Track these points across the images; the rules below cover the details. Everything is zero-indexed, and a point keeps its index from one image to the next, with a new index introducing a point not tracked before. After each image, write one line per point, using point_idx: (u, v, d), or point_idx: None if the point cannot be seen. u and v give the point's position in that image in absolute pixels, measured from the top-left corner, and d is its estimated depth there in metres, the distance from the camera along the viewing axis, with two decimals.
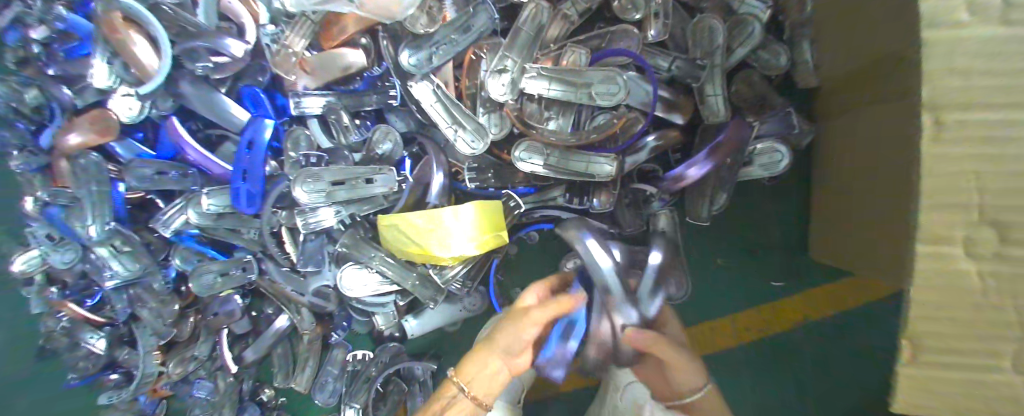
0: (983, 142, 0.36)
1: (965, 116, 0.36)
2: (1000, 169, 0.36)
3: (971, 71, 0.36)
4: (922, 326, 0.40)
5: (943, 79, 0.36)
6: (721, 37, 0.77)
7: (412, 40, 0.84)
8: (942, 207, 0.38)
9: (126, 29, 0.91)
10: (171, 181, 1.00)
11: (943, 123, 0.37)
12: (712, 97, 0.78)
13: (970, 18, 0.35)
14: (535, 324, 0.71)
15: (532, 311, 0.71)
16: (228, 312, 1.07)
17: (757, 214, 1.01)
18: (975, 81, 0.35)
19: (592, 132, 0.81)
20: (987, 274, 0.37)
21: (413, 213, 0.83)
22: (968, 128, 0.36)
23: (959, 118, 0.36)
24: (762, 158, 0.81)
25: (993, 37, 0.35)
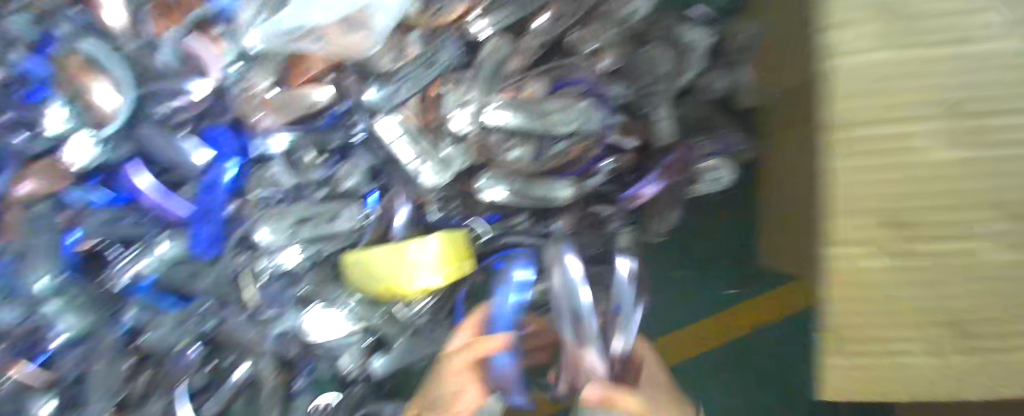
0: (880, 126, 0.49)
1: (867, 118, 0.49)
2: (906, 132, 0.49)
3: (859, 94, 0.48)
4: (852, 271, 0.58)
5: (853, 97, 0.49)
6: (663, 68, 0.84)
7: (379, 76, 0.87)
8: (872, 181, 0.53)
9: (91, 74, 0.92)
10: (127, 228, 0.96)
11: (850, 131, 0.50)
12: (658, 121, 0.84)
13: (847, 48, 0.46)
14: (456, 373, 0.75)
15: (449, 362, 0.77)
16: (185, 364, 0.99)
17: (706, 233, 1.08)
18: (870, 87, 0.47)
19: (551, 158, 0.83)
20: (890, 224, 0.54)
21: (376, 248, 0.83)
22: (869, 128, 0.50)
23: (861, 127, 0.50)
24: (710, 174, 0.86)
25: (876, 60, 0.46)
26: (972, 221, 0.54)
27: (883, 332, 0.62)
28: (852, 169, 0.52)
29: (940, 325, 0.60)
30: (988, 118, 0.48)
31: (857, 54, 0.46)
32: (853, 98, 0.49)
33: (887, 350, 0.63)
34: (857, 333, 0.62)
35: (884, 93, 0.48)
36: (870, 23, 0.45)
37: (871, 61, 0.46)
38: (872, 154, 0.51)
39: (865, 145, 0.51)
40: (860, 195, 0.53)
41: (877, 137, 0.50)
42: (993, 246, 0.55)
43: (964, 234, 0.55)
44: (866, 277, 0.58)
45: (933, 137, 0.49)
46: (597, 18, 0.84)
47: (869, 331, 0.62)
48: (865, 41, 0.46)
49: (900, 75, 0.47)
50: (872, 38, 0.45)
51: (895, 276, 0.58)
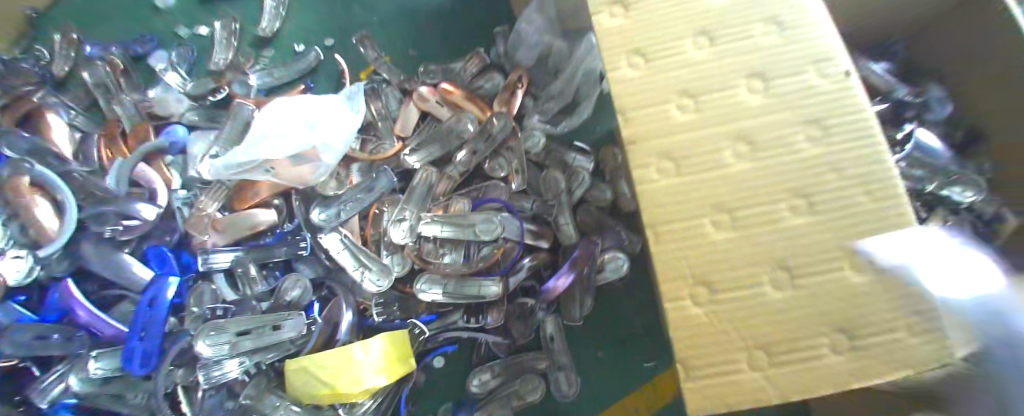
0: (676, 233, 0.55)
1: (665, 225, 0.55)
2: (695, 238, 0.54)
3: (665, 203, 0.56)
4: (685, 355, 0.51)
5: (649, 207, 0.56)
6: (562, 184, 1.04)
7: (323, 200, 1.02)
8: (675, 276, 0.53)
9: (33, 194, 1.00)
10: (53, 347, 0.93)
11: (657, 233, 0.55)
12: (565, 225, 1.01)
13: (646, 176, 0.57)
14: None
15: None
16: None
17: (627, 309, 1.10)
18: (658, 201, 0.56)
19: (480, 260, 1.00)
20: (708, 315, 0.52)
21: (323, 353, 0.88)
22: (670, 233, 0.55)
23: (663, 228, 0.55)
24: (611, 265, 1.02)
25: (666, 185, 0.56)
26: (766, 299, 0.52)
27: (716, 366, 0.50)
28: (669, 253, 0.54)
29: (757, 351, 0.50)
30: (765, 217, 0.54)
31: (659, 180, 0.57)
32: (661, 207, 0.56)
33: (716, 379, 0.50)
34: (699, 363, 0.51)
35: (686, 200, 0.56)
36: (658, 161, 0.57)
37: (673, 186, 0.56)
38: (687, 245, 0.54)
39: (674, 234, 0.55)
40: (676, 270, 0.54)
41: (686, 235, 0.55)
42: (776, 290, 0.52)
43: (752, 283, 0.52)
44: (682, 318, 0.52)
45: (716, 229, 0.54)
46: (508, 150, 1.07)
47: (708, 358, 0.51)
48: (667, 172, 0.57)
49: (687, 192, 0.56)
50: (666, 173, 0.57)
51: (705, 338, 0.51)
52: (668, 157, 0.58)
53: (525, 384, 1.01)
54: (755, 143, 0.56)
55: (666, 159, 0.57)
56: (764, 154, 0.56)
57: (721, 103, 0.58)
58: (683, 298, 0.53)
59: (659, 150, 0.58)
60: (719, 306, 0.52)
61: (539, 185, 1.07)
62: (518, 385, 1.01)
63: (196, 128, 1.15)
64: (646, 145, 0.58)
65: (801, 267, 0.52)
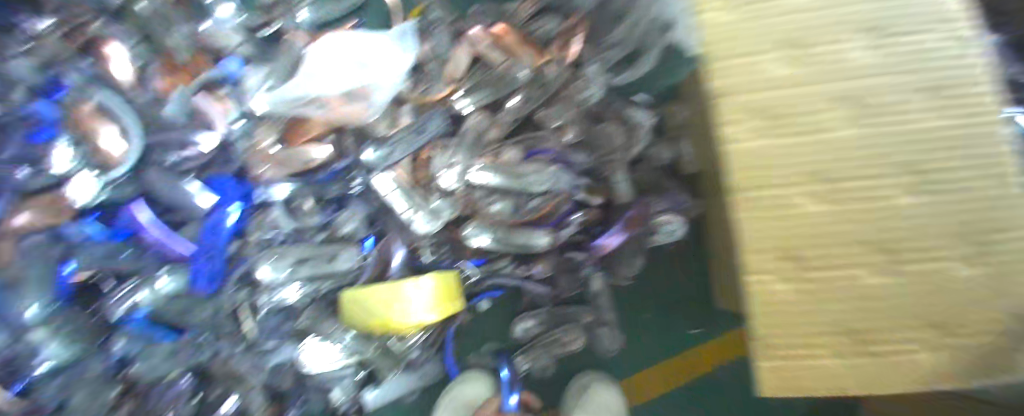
0: (767, 198, 0.59)
1: (757, 194, 0.60)
2: (787, 203, 0.59)
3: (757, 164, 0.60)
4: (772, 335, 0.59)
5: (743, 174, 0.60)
6: (619, 140, 1.00)
7: (376, 139, 0.99)
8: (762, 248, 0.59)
9: (98, 118, 0.98)
10: (124, 263, 1.00)
11: (749, 202, 0.60)
12: (619, 182, 0.99)
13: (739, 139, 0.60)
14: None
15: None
16: (173, 398, 1.01)
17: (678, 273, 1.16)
18: (751, 166, 0.60)
19: (529, 211, 0.98)
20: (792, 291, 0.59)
21: (377, 285, 0.91)
22: (762, 201, 0.59)
23: (754, 196, 0.60)
24: (665, 227, 1.01)
25: (756, 145, 0.60)
26: (853, 273, 0.57)
27: (799, 351, 0.59)
28: (757, 221, 0.59)
29: (844, 338, 0.58)
30: (860, 184, 0.57)
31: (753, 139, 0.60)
32: (755, 170, 0.60)
33: (800, 359, 0.59)
34: (781, 340, 0.59)
35: (781, 172, 0.59)
36: (750, 118, 0.61)
37: (763, 145, 0.60)
38: (780, 215, 0.59)
39: (765, 204, 0.59)
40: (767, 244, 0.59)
41: (780, 206, 0.59)
42: (870, 272, 0.57)
43: (844, 260, 0.57)
44: (771, 296, 0.59)
45: (811, 199, 0.58)
46: (562, 99, 1.01)
47: (790, 341, 0.59)
48: (762, 129, 0.60)
49: (785, 155, 0.59)
50: (759, 131, 0.60)
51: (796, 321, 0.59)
52: (764, 112, 0.60)
53: (566, 334, 1.06)
54: (864, 107, 0.57)
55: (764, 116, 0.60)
56: (871, 121, 0.57)
57: (830, 62, 0.58)
58: (772, 272, 0.59)
59: (756, 105, 0.60)
60: (807, 284, 0.59)
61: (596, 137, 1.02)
62: (561, 335, 1.06)
63: (250, 63, 1.11)
64: (747, 96, 0.61)
65: (889, 240, 0.56)
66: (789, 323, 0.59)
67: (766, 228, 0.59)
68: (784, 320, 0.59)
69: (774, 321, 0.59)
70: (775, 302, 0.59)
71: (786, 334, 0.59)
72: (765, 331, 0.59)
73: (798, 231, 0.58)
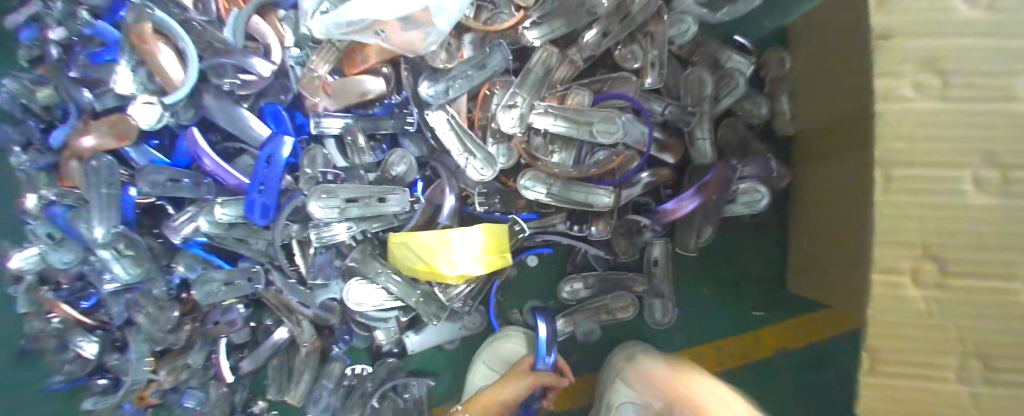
0: (919, 181, 0.49)
1: (906, 172, 0.49)
2: (944, 189, 0.48)
3: (912, 138, 0.48)
4: (879, 347, 0.54)
5: (892, 147, 0.49)
6: (709, 88, 0.96)
7: (431, 73, 0.93)
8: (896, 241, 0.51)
9: (155, 40, 0.96)
10: (184, 189, 1.03)
11: (892, 178, 0.50)
12: (701, 140, 0.96)
13: (912, 95, 0.48)
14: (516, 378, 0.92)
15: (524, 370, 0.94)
16: (230, 321, 1.09)
17: (746, 250, 1.14)
18: (907, 143, 0.48)
19: (592, 166, 0.94)
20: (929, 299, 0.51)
21: (422, 233, 0.88)
22: (908, 183, 0.49)
23: (904, 175, 0.49)
24: (745, 196, 0.99)
25: (927, 113, 0.47)
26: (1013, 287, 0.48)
27: (908, 367, 0.53)
28: (893, 209, 0.50)
29: (971, 359, 0.51)
30: None
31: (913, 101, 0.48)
32: (906, 149, 0.48)
33: (911, 377, 0.54)
34: (893, 357, 0.54)
35: (936, 149, 0.48)
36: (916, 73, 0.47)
37: (920, 112, 0.47)
38: (928, 205, 0.49)
39: (912, 188, 0.49)
40: (902, 242, 0.51)
41: (935, 192, 0.48)
42: None
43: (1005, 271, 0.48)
44: (893, 303, 0.52)
45: (982, 186, 0.47)
46: (645, 36, 0.94)
47: (901, 354, 0.53)
48: (928, 89, 0.47)
49: (948, 125, 0.47)
50: (927, 91, 0.47)
51: (912, 337, 0.52)
52: (929, 66, 0.46)
53: (616, 300, 1.04)
54: None
55: (933, 72, 0.46)
56: None
57: None
58: (903, 273, 0.51)
59: (917, 55, 0.47)
60: (947, 296, 0.50)
61: (681, 86, 0.99)
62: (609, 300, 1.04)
63: None
64: (916, 41, 0.46)
65: None
66: (910, 337, 0.52)
67: (900, 220, 0.50)
68: (902, 333, 0.53)
69: (884, 331, 0.53)
70: (896, 307, 0.52)
71: (901, 350, 0.53)
72: (874, 340, 0.54)
73: (943, 221, 0.48)
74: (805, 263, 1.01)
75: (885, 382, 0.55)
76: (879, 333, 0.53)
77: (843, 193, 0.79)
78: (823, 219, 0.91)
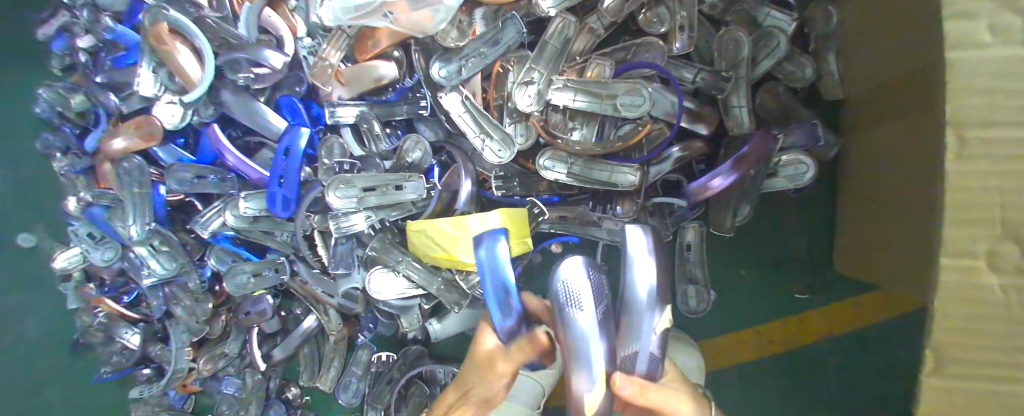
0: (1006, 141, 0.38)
1: (983, 133, 0.39)
2: None
3: (992, 91, 0.38)
4: (950, 349, 0.44)
5: (963, 99, 0.40)
6: (745, 49, 0.87)
7: (442, 53, 0.89)
8: (972, 218, 0.40)
9: (172, 40, 0.96)
10: (210, 185, 1.05)
11: (965, 140, 0.40)
12: (737, 108, 0.90)
13: (993, 39, 0.38)
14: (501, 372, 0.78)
15: (499, 364, 0.78)
16: (260, 311, 1.10)
17: (791, 227, 1.07)
18: (989, 89, 0.39)
19: (617, 141, 0.89)
20: (1009, 287, 0.40)
21: (440, 219, 0.86)
22: (987, 143, 0.39)
23: (978, 136, 0.39)
24: (788, 168, 0.92)
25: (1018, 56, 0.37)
26: None
27: (981, 368, 0.43)
28: (967, 179, 0.40)
29: None
30: None
31: (993, 47, 0.38)
32: (982, 97, 0.39)
33: (992, 384, 0.44)
34: (959, 354, 0.44)
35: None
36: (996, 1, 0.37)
37: (1013, 57, 0.37)
38: (1012, 170, 0.38)
39: (994, 152, 0.39)
40: (983, 217, 0.40)
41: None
42: None
43: None
44: (968, 294, 0.41)
45: None
46: None
47: (979, 352, 0.43)
48: (1010, 33, 0.37)
49: None
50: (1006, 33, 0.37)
51: (981, 333, 0.42)
52: (1007, 6, 0.36)
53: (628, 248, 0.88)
54: None
55: (1014, 12, 0.36)
56: None
57: None
58: (979, 256, 0.40)
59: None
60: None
61: (716, 49, 0.91)
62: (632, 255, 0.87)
63: None
64: None
65: None
66: (983, 332, 0.42)
67: (973, 189, 0.40)
68: (978, 326, 0.42)
69: (967, 328, 0.42)
70: (975, 301, 0.41)
71: (976, 351, 0.43)
72: (938, 337, 0.44)
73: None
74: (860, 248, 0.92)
75: (951, 387, 0.45)
76: (952, 328, 0.43)
77: (910, 172, 0.70)
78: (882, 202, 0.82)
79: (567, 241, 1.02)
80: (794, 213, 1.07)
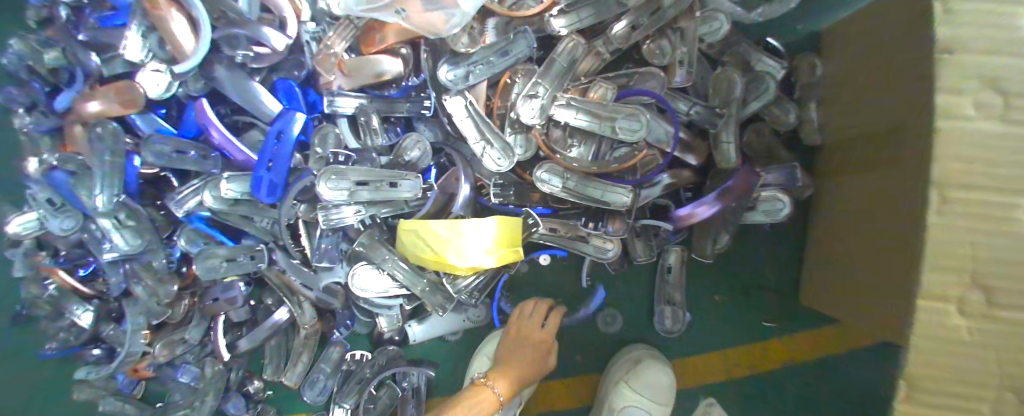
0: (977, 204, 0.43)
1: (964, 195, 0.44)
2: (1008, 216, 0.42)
3: (966, 162, 0.44)
4: (928, 384, 0.47)
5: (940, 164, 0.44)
6: (738, 89, 0.92)
7: (451, 57, 0.90)
8: (939, 266, 0.45)
9: (168, 7, 0.92)
10: (190, 161, 1.01)
11: (944, 199, 0.45)
12: (726, 144, 0.92)
13: (976, 114, 0.43)
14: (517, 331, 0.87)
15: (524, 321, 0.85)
16: (229, 299, 1.06)
17: (766, 262, 1.12)
18: (971, 162, 0.44)
19: (613, 162, 0.91)
20: (976, 331, 0.44)
21: (434, 222, 0.85)
22: (963, 206, 0.44)
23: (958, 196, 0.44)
24: (765, 204, 0.97)
25: (994, 133, 0.43)
26: None
27: (945, 397, 0.47)
28: (943, 233, 0.45)
29: (1010, 394, 0.45)
30: None
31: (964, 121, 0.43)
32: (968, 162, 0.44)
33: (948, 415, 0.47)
34: (931, 385, 0.47)
35: (1004, 175, 0.42)
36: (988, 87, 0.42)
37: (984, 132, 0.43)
38: (975, 229, 0.43)
39: (966, 211, 0.44)
40: (951, 266, 0.45)
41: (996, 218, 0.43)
42: None
43: None
44: (933, 329, 0.46)
45: None
46: (674, 32, 0.92)
47: (941, 384, 0.47)
48: (990, 110, 0.43)
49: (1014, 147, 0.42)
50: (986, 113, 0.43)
51: (949, 362, 0.46)
52: (990, 86, 0.42)
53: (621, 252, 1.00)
54: None
55: (996, 91, 0.42)
56: None
57: None
58: (949, 300, 0.45)
59: (982, 76, 0.43)
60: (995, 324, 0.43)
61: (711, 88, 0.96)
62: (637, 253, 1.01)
63: None
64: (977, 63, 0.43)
65: None
66: (950, 366, 0.46)
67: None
68: (951, 361, 0.46)
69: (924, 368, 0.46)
70: (946, 339, 0.45)
71: (941, 381, 0.47)
72: (915, 367, 0.47)
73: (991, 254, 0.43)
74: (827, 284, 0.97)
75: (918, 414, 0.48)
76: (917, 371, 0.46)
77: (882, 220, 0.74)
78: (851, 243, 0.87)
79: (554, 253, 1.05)
80: (770, 245, 1.12)
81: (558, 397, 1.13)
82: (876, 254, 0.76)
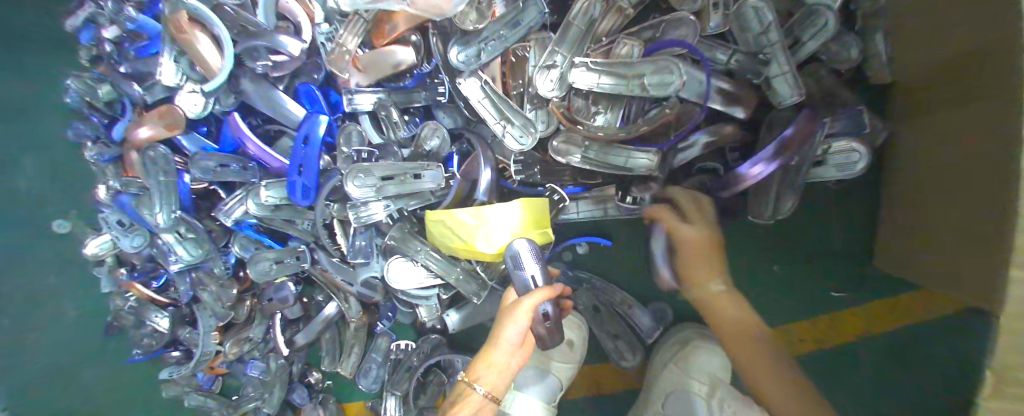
0: None
1: None
2: None
3: None
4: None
5: None
6: (770, 17, 0.81)
7: (461, 37, 0.87)
8: None
9: (192, 29, 0.95)
10: (233, 173, 1.07)
11: None
12: (779, 78, 0.83)
13: None
14: (526, 314, 0.68)
15: (522, 302, 0.68)
16: (282, 298, 1.11)
17: (825, 222, 1.02)
18: None
19: (643, 124, 0.85)
20: None
21: (460, 209, 0.85)
22: None
23: None
24: (838, 156, 0.86)
25: None
26: None
27: None
28: None
29: None
30: None
31: None
32: None
33: None
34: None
35: None
36: None
37: None
38: None
39: None
40: None
41: None
42: None
43: None
44: None
45: None
46: None
47: None
48: None
49: None
50: None
51: None
52: None
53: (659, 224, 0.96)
54: None
55: None
56: None
57: None
58: None
59: None
60: None
61: (735, 26, 0.85)
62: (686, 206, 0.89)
63: None
64: None
65: None
66: None
67: None
68: None
69: None
70: None
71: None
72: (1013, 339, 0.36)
73: None
74: (911, 250, 0.86)
75: None
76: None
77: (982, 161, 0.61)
78: (936, 202, 0.77)
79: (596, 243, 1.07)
80: (830, 205, 1.02)
81: (606, 377, 1.11)
82: (974, 205, 0.64)
